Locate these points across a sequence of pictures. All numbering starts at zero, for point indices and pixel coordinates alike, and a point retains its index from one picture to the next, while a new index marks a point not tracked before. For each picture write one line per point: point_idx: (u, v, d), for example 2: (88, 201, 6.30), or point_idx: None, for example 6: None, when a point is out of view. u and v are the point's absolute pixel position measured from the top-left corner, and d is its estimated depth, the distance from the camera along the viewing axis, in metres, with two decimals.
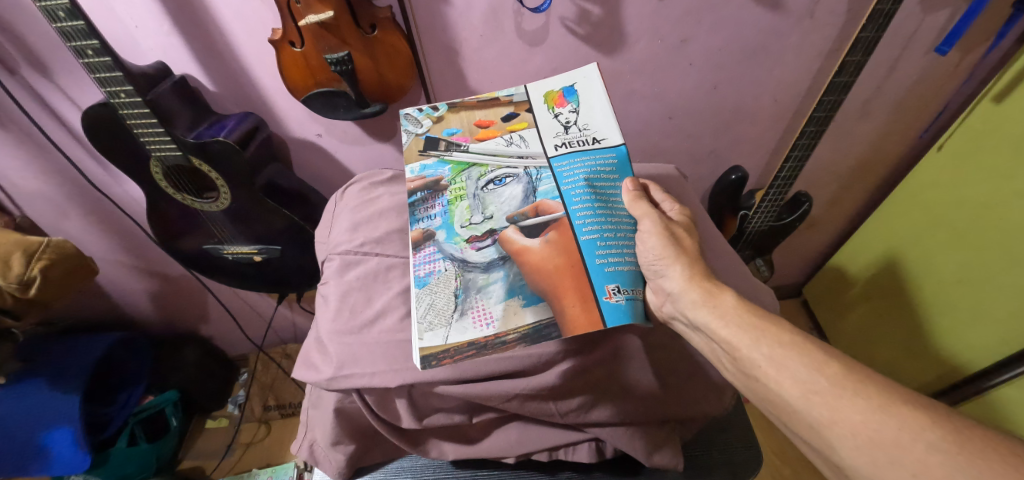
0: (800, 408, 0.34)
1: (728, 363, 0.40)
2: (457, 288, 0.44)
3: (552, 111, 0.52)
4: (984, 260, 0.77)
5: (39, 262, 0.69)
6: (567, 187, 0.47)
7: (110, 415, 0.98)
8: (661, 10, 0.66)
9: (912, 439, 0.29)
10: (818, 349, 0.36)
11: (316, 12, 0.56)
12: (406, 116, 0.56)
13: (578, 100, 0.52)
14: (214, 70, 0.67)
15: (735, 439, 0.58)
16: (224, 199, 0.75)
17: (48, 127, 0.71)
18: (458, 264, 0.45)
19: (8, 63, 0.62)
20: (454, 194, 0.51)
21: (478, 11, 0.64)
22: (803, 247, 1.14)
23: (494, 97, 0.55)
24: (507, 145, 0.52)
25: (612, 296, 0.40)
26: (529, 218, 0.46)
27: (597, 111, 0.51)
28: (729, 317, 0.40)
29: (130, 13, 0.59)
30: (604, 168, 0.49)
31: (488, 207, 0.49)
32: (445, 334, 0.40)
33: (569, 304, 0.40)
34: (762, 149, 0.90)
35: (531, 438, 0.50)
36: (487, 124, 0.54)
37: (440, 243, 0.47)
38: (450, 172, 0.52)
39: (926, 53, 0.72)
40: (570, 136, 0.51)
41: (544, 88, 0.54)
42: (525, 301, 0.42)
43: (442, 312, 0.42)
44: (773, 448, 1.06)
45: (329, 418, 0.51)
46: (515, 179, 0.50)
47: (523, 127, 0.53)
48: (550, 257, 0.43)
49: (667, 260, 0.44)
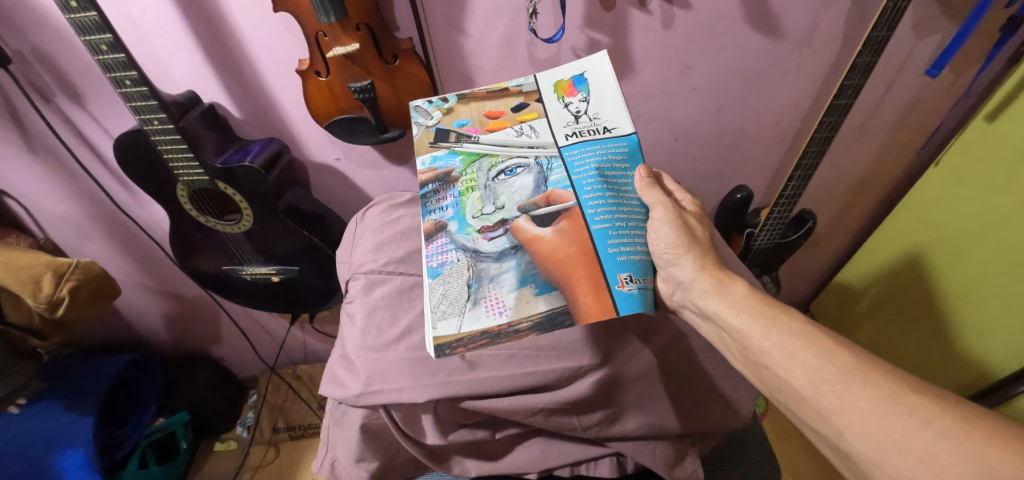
0: (809, 396, 0.36)
1: (738, 351, 0.41)
2: (469, 278, 0.45)
3: (563, 100, 0.54)
4: (991, 271, 0.78)
5: (68, 283, 0.70)
6: (579, 176, 0.49)
7: (122, 437, 0.97)
8: (666, 38, 0.70)
9: (921, 426, 0.31)
10: (829, 338, 0.37)
11: (342, 44, 0.59)
12: (417, 108, 0.58)
13: (588, 90, 0.53)
14: (241, 96, 0.70)
15: (753, 454, 0.58)
16: (246, 221, 0.77)
17: (79, 152, 0.74)
18: (470, 254, 0.47)
19: (44, 92, 0.65)
20: (465, 186, 0.52)
21: (494, 40, 0.68)
22: (808, 265, 1.16)
23: (504, 89, 0.57)
24: (518, 136, 0.54)
25: (624, 284, 0.42)
26: (540, 207, 0.48)
27: (608, 101, 0.52)
28: (740, 306, 0.41)
29: (165, 45, 0.63)
30: (616, 156, 0.51)
31: (499, 197, 0.51)
32: (458, 323, 0.42)
33: (581, 293, 0.42)
34: (766, 169, 0.93)
35: (554, 453, 0.50)
36: (497, 114, 0.56)
37: (452, 233, 0.49)
38: (461, 163, 0.54)
39: (921, 75, 0.75)
40: (581, 126, 0.52)
41: (555, 78, 0.56)
42: (537, 289, 0.43)
43: (455, 301, 0.43)
44: (787, 466, 1.04)
45: (355, 436, 0.51)
46: (525, 170, 0.52)
47: (534, 117, 0.55)
48: (561, 246, 0.45)
49: (679, 250, 0.46)
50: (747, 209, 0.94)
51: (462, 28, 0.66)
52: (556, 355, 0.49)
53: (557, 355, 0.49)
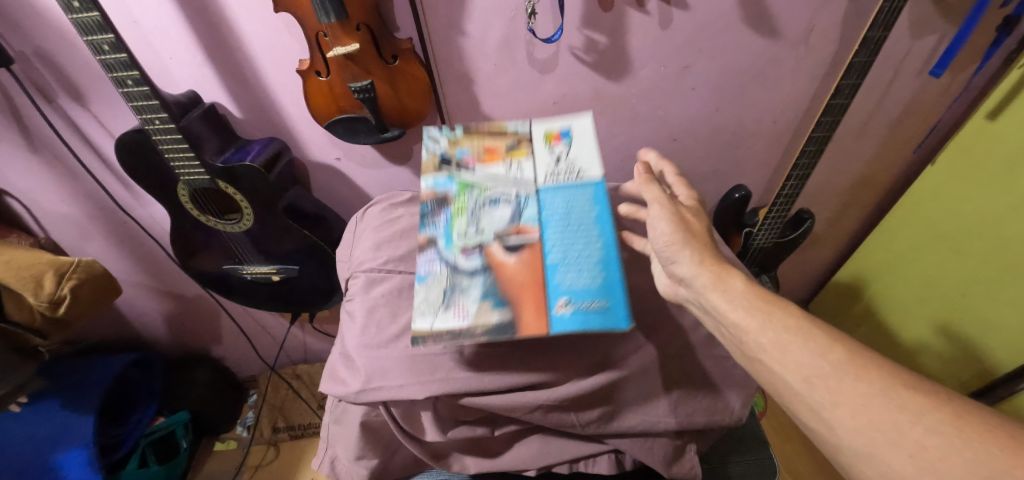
0: (802, 392, 0.36)
1: (736, 347, 0.42)
2: (446, 285, 0.46)
3: (548, 147, 0.56)
4: (991, 270, 0.78)
5: (69, 282, 0.71)
6: (547, 213, 0.51)
7: (121, 437, 0.98)
8: (664, 38, 0.70)
9: (910, 422, 0.31)
10: (824, 333, 0.38)
11: (342, 44, 0.59)
12: (428, 133, 0.59)
13: (571, 142, 0.56)
14: (242, 97, 0.71)
15: (751, 451, 0.59)
16: (247, 221, 0.77)
17: (80, 152, 0.74)
18: (450, 265, 0.47)
19: (46, 92, 0.66)
20: (457, 208, 0.52)
21: (493, 40, 0.68)
22: (806, 264, 1.16)
23: (502, 130, 0.60)
24: (506, 170, 0.55)
25: (563, 307, 0.43)
26: (510, 233, 0.49)
27: (586, 154, 0.55)
28: (738, 301, 0.42)
29: (167, 46, 0.64)
30: (584, 198, 0.52)
31: (483, 223, 0.50)
32: (431, 320, 0.43)
33: (526, 312, 0.43)
34: (765, 169, 0.93)
35: (553, 450, 0.50)
36: (494, 150, 0.57)
37: (439, 247, 0.49)
38: (456, 188, 0.54)
39: (918, 75, 0.76)
40: (558, 169, 0.54)
41: (545, 128, 0.58)
42: (494, 303, 0.44)
43: (431, 302, 0.44)
44: (787, 465, 1.04)
45: (354, 433, 0.51)
46: (507, 201, 0.52)
47: (521, 157, 0.56)
48: (520, 268, 0.46)
49: (677, 246, 0.46)
50: (745, 209, 0.94)
51: (461, 28, 0.66)
52: (554, 353, 0.50)
53: (554, 353, 0.50)
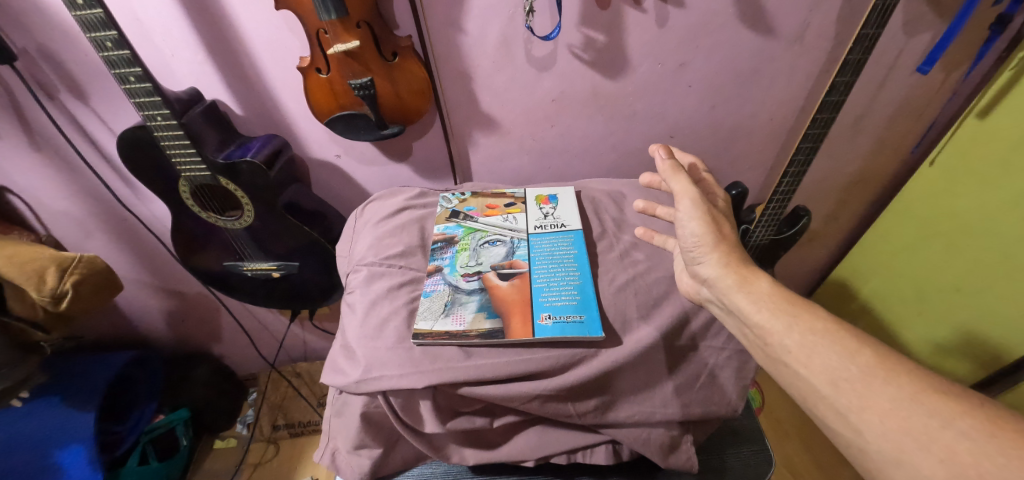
0: (829, 394, 0.36)
1: (760, 346, 0.43)
2: (446, 300, 0.55)
3: (540, 207, 0.67)
4: (983, 268, 0.79)
5: (71, 277, 0.71)
6: (535, 254, 0.60)
7: (121, 434, 0.97)
8: (661, 37, 0.71)
9: (942, 427, 0.31)
10: (852, 337, 0.38)
11: (343, 41, 0.60)
12: (444, 196, 0.71)
13: (558, 202, 0.67)
14: (243, 95, 0.72)
15: (747, 443, 0.59)
16: (247, 217, 0.78)
17: (82, 149, 0.75)
18: (451, 286, 0.56)
19: (48, 88, 0.66)
20: (461, 245, 0.62)
21: (492, 38, 0.69)
22: (803, 261, 1.17)
23: (502, 193, 0.72)
24: (502, 222, 0.65)
25: (545, 319, 0.52)
26: (504, 268, 0.58)
27: (568, 211, 0.66)
28: (763, 302, 0.42)
29: (167, 42, 0.64)
30: (564, 243, 0.61)
31: (482, 257, 0.60)
32: (432, 323, 0.52)
33: (514, 321, 0.52)
34: (762, 165, 0.94)
35: (551, 440, 0.51)
36: (494, 207, 0.68)
37: (445, 274, 0.58)
38: (462, 232, 0.64)
39: (912, 73, 0.77)
40: (545, 221, 0.65)
41: (538, 192, 0.70)
42: (488, 314, 0.53)
43: (434, 310, 0.53)
44: (785, 462, 1.04)
45: (354, 424, 0.52)
46: (502, 243, 0.62)
47: (517, 211, 0.67)
48: (511, 292, 0.55)
49: (706, 248, 0.47)
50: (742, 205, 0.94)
51: (460, 25, 0.67)
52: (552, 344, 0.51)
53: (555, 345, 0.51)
